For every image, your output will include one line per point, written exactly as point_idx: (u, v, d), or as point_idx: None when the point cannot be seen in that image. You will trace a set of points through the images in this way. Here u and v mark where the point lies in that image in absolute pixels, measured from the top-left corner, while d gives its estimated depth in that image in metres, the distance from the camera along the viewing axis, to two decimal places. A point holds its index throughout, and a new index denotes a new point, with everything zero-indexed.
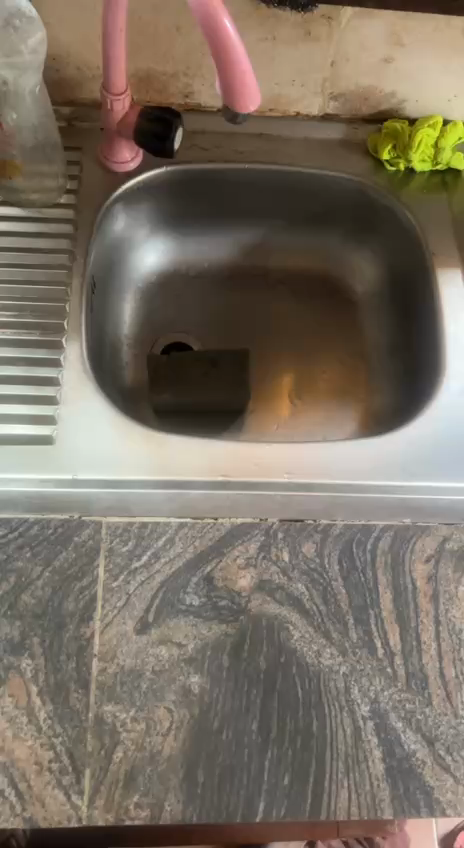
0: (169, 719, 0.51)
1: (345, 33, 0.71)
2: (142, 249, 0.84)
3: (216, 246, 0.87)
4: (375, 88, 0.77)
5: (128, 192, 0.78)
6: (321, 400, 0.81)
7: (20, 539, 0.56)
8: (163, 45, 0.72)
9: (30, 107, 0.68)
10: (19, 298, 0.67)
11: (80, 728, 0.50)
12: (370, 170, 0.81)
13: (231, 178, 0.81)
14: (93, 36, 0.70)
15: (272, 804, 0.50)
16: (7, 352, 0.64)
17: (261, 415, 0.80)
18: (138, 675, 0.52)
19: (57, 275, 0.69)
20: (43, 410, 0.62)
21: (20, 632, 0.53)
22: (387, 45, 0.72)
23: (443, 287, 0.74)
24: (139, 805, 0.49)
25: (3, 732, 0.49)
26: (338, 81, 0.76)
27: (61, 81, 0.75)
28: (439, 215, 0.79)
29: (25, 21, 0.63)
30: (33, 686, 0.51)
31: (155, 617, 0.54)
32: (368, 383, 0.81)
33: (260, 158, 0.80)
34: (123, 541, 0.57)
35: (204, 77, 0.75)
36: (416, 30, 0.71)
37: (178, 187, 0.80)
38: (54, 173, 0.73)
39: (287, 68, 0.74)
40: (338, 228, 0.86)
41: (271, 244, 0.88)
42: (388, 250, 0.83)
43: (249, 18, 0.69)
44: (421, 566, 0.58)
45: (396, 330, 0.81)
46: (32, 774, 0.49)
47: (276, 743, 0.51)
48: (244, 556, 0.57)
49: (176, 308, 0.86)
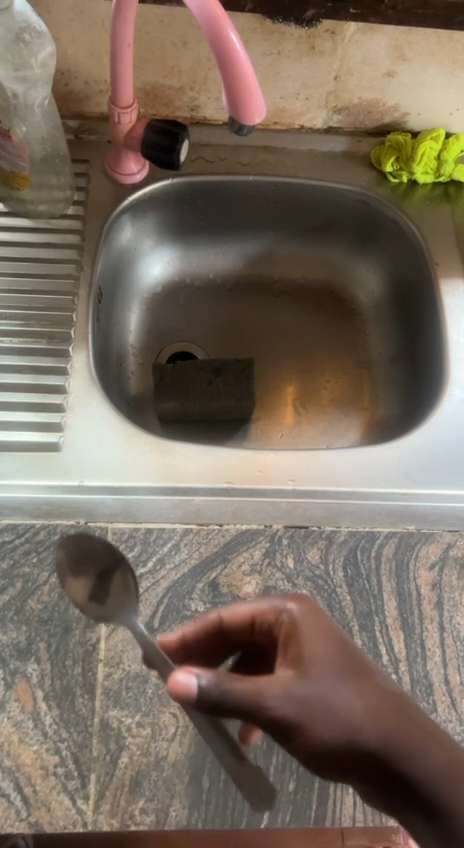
0: (174, 724, 0.51)
1: (349, 48, 0.72)
2: (147, 259, 0.85)
3: (221, 257, 0.89)
4: (379, 101, 0.78)
5: (135, 202, 0.79)
6: (325, 408, 0.82)
7: (26, 545, 0.57)
8: (170, 59, 0.73)
9: (39, 120, 0.69)
10: (27, 308, 0.68)
11: (86, 733, 0.50)
12: (373, 182, 0.82)
13: (236, 189, 0.82)
14: (101, 50, 0.72)
15: (277, 810, 0.49)
16: (14, 360, 0.64)
17: (266, 423, 0.80)
18: (144, 680, 0.52)
19: (64, 285, 0.70)
20: (50, 417, 0.62)
21: (26, 637, 0.53)
22: (391, 59, 0.73)
23: (446, 297, 0.75)
24: (145, 811, 0.49)
25: (9, 737, 0.50)
26: (341, 95, 0.77)
27: (70, 95, 0.76)
28: (442, 226, 0.80)
29: (35, 36, 0.64)
30: (39, 691, 0.51)
31: (160, 622, 0.54)
32: (371, 391, 0.82)
33: (264, 169, 0.81)
34: (129, 547, 0.57)
35: (209, 91, 0.76)
36: (419, 45, 0.72)
37: (184, 198, 0.82)
38: (62, 185, 0.75)
39: (292, 81, 0.75)
40: (342, 239, 0.87)
41: (276, 254, 0.89)
42: (391, 260, 0.84)
43: (254, 33, 0.70)
44: (425, 573, 0.58)
45: (399, 338, 0.82)
46: (38, 780, 0.49)
47: (281, 749, 0.51)
48: (248, 563, 0.57)
49: (182, 317, 0.87)
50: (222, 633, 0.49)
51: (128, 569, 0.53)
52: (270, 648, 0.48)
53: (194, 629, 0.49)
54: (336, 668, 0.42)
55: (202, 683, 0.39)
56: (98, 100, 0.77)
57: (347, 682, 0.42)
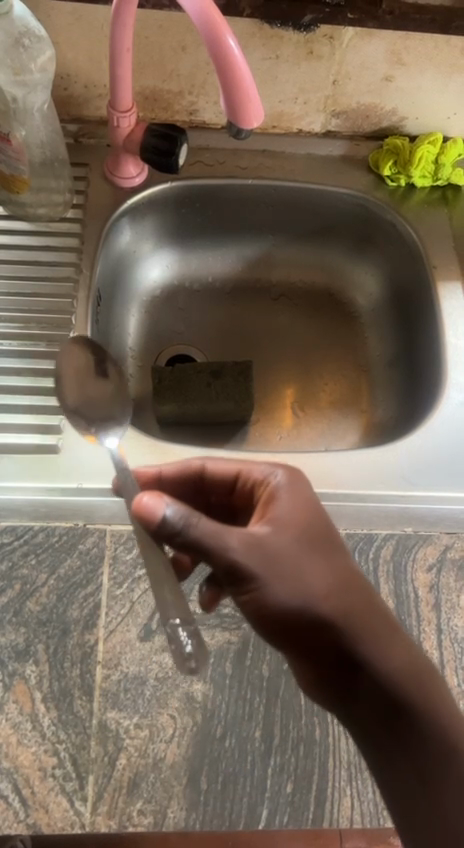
0: (172, 726, 0.51)
1: (347, 52, 0.72)
2: (146, 262, 0.85)
3: (220, 260, 0.89)
4: (377, 105, 0.78)
5: (134, 206, 0.79)
6: (324, 411, 0.82)
7: (25, 547, 0.57)
8: (169, 64, 0.73)
9: (39, 124, 0.69)
10: (26, 311, 0.68)
11: (84, 735, 0.50)
12: (371, 185, 0.82)
13: (234, 193, 0.82)
14: (101, 55, 0.72)
15: (275, 811, 0.49)
16: (13, 362, 0.65)
17: (264, 425, 0.80)
18: (142, 681, 0.52)
19: (63, 288, 0.70)
20: (48, 419, 0.62)
21: (25, 638, 0.53)
22: (389, 63, 0.73)
23: (444, 300, 0.75)
24: (143, 812, 0.49)
25: (7, 738, 0.50)
26: (340, 99, 0.78)
27: (69, 99, 0.77)
28: (440, 229, 0.80)
29: (35, 41, 0.64)
30: (37, 693, 0.51)
31: (158, 624, 0.54)
32: (370, 393, 0.82)
33: (263, 173, 0.82)
34: (127, 549, 0.58)
35: (208, 95, 0.77)
36: (416, 50, 0.72)
37: (183, 201, 0.82)
38: (62, 188, 0.75)
39: (291, 86, 0.76)
40: (340, 242, 0.88)
41: (275, 257, 0.90)
42: (390, 263, 0.84)
43: (253, 38, 0.70)
44: (423, 575, 0.59)
45: (397, 341, 0.82)
46: (36, 781, 0.49)
47: (279, 750, 0.51)
48: None
49: (181, 320, 0.87)
50: (200, 480, 0.55)
51: (109, 360, 0.63)
52: (243, 500, 0.54)
53: (173, 467, 0.55)
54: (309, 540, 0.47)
55: (170, 516, 0.42)
56: (98, 104, 0.78)
57: (315, 550, 0.47)
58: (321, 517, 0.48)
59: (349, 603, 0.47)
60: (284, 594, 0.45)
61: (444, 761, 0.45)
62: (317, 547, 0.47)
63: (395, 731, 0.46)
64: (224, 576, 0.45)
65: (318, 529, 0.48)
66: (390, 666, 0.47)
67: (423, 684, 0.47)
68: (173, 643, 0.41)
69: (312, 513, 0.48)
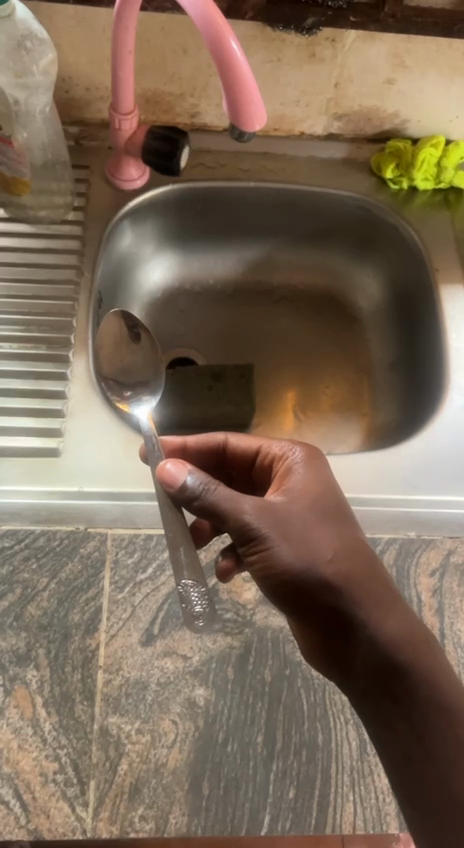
0: (174, 731, 0.51)
1: (349, 55, 0.72)
2: (147, 265, 0.85)
3: (221, 263, 0.89)
4: (379, 108, 0.78)
5: (136, 208, 0.79)
6: (325, 414, 0.82)
7: (26, 551, 0.57)
8: (170, 67, 0.73)
9: (40, 127, 0.69)
10: (27, 313, 0.68)
11: (85, 740, 0.50)
12: (373, 188, 0.82)
13: (236, 196, 0.82)
14: (102, 58, 0.72)
15: (277, 817, 0.49)
16: (14, 365, 0.64)
17: (266, 427, 0.80)
18: (144, 686, 0.52)
19: (64, 290, 0.70)
20: (49, 422, 0.62)
21: (26, 643, 0.53)
22: (391, 66, 0.73)
23: (446, 303, 0.75)
24: (144, 818, 0.48)
25: (8, 743, 0.50)
26: (341, 102, 0.77)
27: (71, 101, 0.77)
28: (442, 233, 0.80)
29: (36, 43, 0.64)
30: (39, 698, 0.51)
31: (160, 628, 0.54)
32: (372, 396, 0.82)
33: (265, 175, 0.82)
34: (129, 553, 0.57)
35: (209, 98, 0.77)
36: (418, 53, 0.72)
37: (184, 204, 0.82)
38: (63, 191, 0.75)
39: (293, 88, 0.76)
40: (342, 245, 0.88)
41: (277, 260, 0.90)
42: (392, 266, 0.84)
43: (255, 41, 0.70)
44: (426, 579, 0.58)
45: (399, 344, 0.82)
46: (37, 787, 0.48)
47: (281, 756, 0.51)
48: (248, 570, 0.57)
49: (183, 323, 0.87)
50: (222, 452, 0.59)
51: (141, 325, 0.65)
52: (267, 477, 0.58)
53: (197, 436, 0.59)
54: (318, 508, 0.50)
55: (190, 483, 0.47)
56: (99, 107, 0.78)
57: (322, 518, 0.50)
58: (334, 493, 0.52)
59: (354, 569, 0.49)
60: (291, 555, 0.48)
61: (440, 722, 0.45)
62: (327, 518, 0.50)
63: (392, 694, 0.47)
64: (234, 534, 0.48)
65: (330, 504, 0.51)
66: (390, 630, 0.48)
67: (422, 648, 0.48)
68: (186, 603, 0.48)
69: (326, 489, 0.52)
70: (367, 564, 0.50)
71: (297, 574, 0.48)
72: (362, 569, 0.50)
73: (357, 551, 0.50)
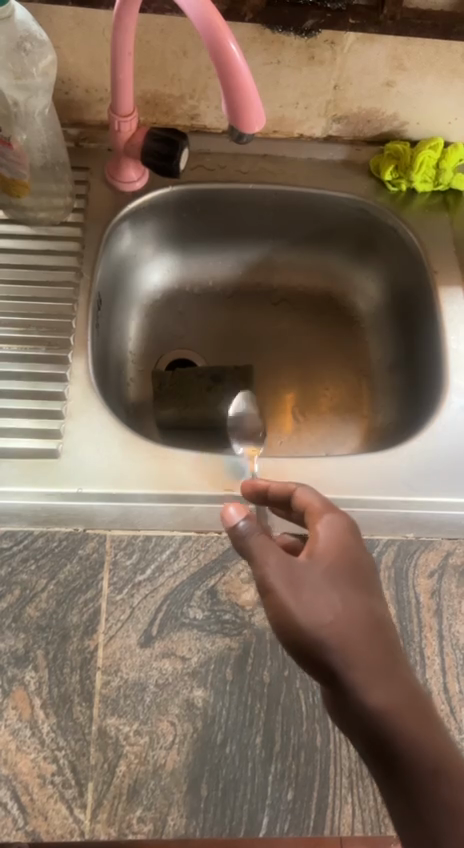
0: (172, 733, 0.51)
1: (348, 57, 0.72)
2: (147, 266, 0.85)
3: (221, 264, 0.89)
4: (378, 110, 0.78)
5: (135, 210, 0.79)
6: (325, 416, 0.82)
7: (25, 552, 0.56)
8: (170, 68, 0.73)
9: (40, 128, 0.69)
10: (26, 315, 0.68)
11: (83, 741, 0.50)
12: (372, 191, 0.82)
13: (235, 197, 0.82)
14: (102, 59, 0.72)
15: (276, 818, 0.49)
16: (13, 367, 0.64)
17: (264, 428, 0.80)
18: (142, 687, 0.52)
19: (63, 292, 0.70)
20: (48, 423, 0.62)
21: (24, 644, 0.53)
22: (390, 68, 0.73)
23: (445, 306, 0.75)
24: (142, 819, 0.48)
25: (6, 745, 0.49)
26: (341, 104, 0.78)
27: (71, 103, 0.77)
28: (441, 235, 0.80)
29: (36, 45, 0.64)
30: (37, 699, 0.51)
31: (158, 629, 0.54)
32: (371, 398, 0.82)
33: (264, 178, 0.82)
34: (127, 554, 0.57)
35: (209, 100, 0.77)
36: (417, 56, 0.72)
37: (183, 206, 0.82)
38: (62, 192, 0.74)
39: (292, 90, 0.76)
40: (342, 247, 0.88)
41: (276, 262, 0.90)
42: (391, 268, 0.84)
43: (254, 43, 0.70)
44: (424, 580, 0.58)
45: (399, 346, 0.82)
46: (35, 788, 0.48)
47: (279, 758, 0.51)
48: (247, 571, 0.57)
49: (182, 325, 0.87)
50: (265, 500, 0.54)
51: None
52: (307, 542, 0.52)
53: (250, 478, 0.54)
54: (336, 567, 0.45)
55: (242, 526, 0.47)
56: (99, 108, 0.78)
57: (339, 579, 0.45)
58: (360, 558, 0.46)
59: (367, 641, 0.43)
60: (298, 612, 0.43)
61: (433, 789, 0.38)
62: (343, 584, 0.45)
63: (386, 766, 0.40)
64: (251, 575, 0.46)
65: (350, 562, 0.46)
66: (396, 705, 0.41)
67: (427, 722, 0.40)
68: None
69: (353, 553, 0.46)
70: (381, 633, 0.43)
71: (301, 634, 0.43)
72: (375, 645, 0.43)
73: (371, 621, 0.43)
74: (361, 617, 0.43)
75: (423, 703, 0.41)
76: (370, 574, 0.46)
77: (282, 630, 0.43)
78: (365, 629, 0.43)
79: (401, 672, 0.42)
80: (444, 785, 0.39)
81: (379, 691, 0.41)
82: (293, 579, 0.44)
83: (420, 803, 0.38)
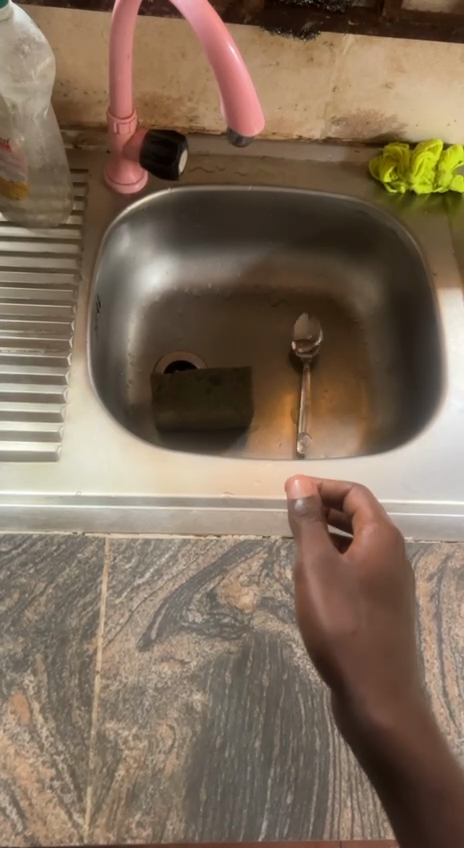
0: (171, 737, 0.51)
1: (347, 59, 0.72)
2: (145, 268, 0.85)
3: (220, 266, 0.89)
4: (377, 111, 0.78)
5: (134, 212, 0.79)
6: (324, 417, 0.82)
7: (24, 555, 0.56)
8: (169, 70, 0.73)
9: (38, 130, 0.69)
10: (25, 317, 0.68)
11: (82, 746, 0.50)
12: (371, 192, 0.82)
13: (234, 199, 0.82)
14: (100, 61, 0.72)
15: (275, 823, 0.49)
16: (12, 370, 0.64)
17: (263, 429, 0.80)
18: (141, 691, 0.52)
19: (62, 294, 0.70)
20: (47, 426, 0.62)
21: (23, 647, 0.53)
22: (389, 70, 0.73)
23: (444, 307, 0.75)
24: (141, 824, 0.48)
25: (5, 750, 0.49)
26: (339, 105, 0.77)
27: (69, 104, 0.77)
28: (440, 236, 0.80)
29: (34, 47, 0.64)
30: (36, 704, 0.51)
31: (157, 633, 0.54)
32: (370, 401, 0.82)
33: (263, 179, 0.82)
34: (126, 558, 0.57)
35: (208, 102, 0.77)
36: (416, 58, 0.72)
37: (182, 208, 0.82)
38: (61, 194, 0.75)
39: (291, 92, 0.76)
40: (341, 249, 0.88)
41: (275, 263, 0.90)
42: (390, 270, 0.84)
43: (253, 45, 0.70)
44: (423, 584, 0.58)
45: (398, 348, 0.82)
46: (34, 793, 0.48)
47: (278, 762, 0.51)
48: (246, 574, 0.57)
49: (181, 326, 0.87)
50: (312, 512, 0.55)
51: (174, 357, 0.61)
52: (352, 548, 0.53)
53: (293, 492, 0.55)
54: (368, 583, 0.46)
55: (300, 506, 0.49)
56: (97, 110, 0.78)
57: (368, 594, 0.45)
58: (394, 576, 0.47)
59: (390, 660, 0.43)
60: (330, 622, 0.43)
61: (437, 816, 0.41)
62: (373, 598, 0.45)
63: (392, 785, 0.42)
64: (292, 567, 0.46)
65: (384, 580, 0.46)
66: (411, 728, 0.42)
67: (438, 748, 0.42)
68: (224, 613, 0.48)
69: (388, 569, 0.47)
70: (399, 654, 0.44)
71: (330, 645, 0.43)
72: (395, 664, 0.43)
73: (391, 641, 0.44)
74: (384, 634, 0.44)
75: (432, 729, 0.42)
76: (399, 595, 0.47)
77: (310, 635, 0.44)
78: (386, 647, 0.44)
79: (411, 696, 0.43)
80: (446, 807, 0.41)
81: (388, 709, 0.42)
82: (331, 579, 0.44)
83: (419, 816, 0.41)
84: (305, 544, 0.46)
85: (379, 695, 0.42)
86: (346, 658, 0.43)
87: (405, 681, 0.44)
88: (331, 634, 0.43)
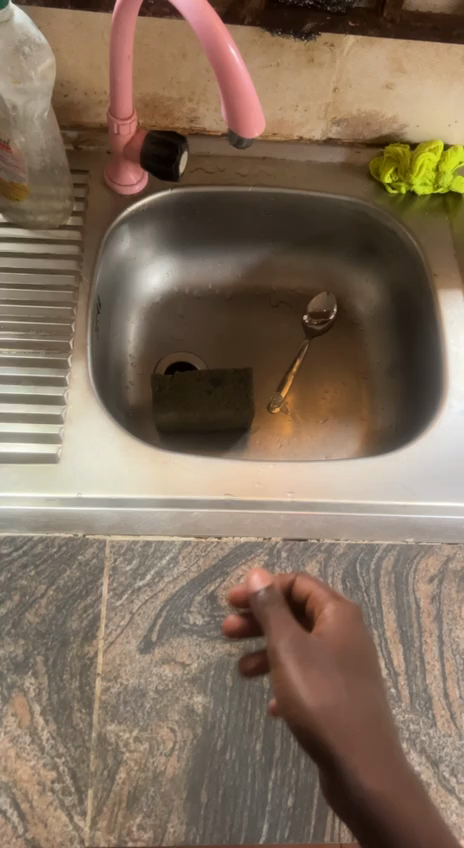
0: (172, 739, 0.51)
1: (348, 60, 0.72)
2: (146, 269, 0.85)
3: (220, 266, 0.89)
4: (378, 112, 0.78)
5: (134, 213, 0.79)
6: (324, 418, 0.82)
7: (24, 558, 0.56)
8: (169, 71, 0.73)
9: (38, 131, 0.68)
10: (26, 319, 0.68)
11: (83, 748, 0.50)
12: (372, 193, 0.82)
13: (234, 200, 0.82)
14: (101, 62, 0.72)
15: (276, 825, 0.49)
16: (12, 371, 0.64)
17: (263, 430, 0.80)
18: (142, 693, 0.52)
19: (63, 295, 0.70)
20: (48, 428, 0.62)
21: (24, 650, 0.53)
22: (390, 71, 0.73)
23: (445, 308, 0.75)
24: (142, 827, 0.48)
25: (6, 752, 0.49)
26: (340, 106, 0.77)
27: (70, 105, 0.76)
28: (440, 236, 0.80)
29: (34, 49, 0.64)
30: (36, 706, 0.51)
31: (158, 635, 0.54)
32: (371, 402, 0.82)
33: (263, 180, 0.82)
34: (127, 560, 0.57)
35: (208, 102, 0.77)
36: (417, 58, 0.72)
37: (183, 209, 0.82)
38: (61, 195, 0.75)
39: (291, 93, 0.76)
40: (341, 250, 0.88)
41: (275, 264, 0.90)
42: (391, 271, 0.84)
43: (253, 46, 0.70)
44: (424, 585, 0.58)
45: (398, 349, 0.82)
46: (35, 796, 0.48)
47: (279, 764, 0.51)
48: (247, 576, 0.57)
49: (181, 327, 0.87)
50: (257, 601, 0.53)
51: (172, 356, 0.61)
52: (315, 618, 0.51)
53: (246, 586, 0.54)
54: (342, 657, 0.46)
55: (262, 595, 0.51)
56: (98, 111, 0.78)
57: (344, 668, 0.45)
58: (364, 646, 0.48)
59: (372, 729, 0.43)
60: (312, 696, 0.43)
61: None
62: (350, 673, 0.45)
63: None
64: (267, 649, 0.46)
65: (356, 651, 0.47)
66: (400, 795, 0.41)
67: (430, 814, 0.41)
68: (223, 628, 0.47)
69: (359, 645, 0.47)
70: (381, 730, 0.43)
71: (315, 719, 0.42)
72: (378, 732, 0.43)
73: (373, 717, 0.44)
74: (365, 707, 0.44)
75: (419, 793, 0.41)
76: (375, 674, 0.47)
77: (293, 712, 0.43)
78: (367, 720, 0.43)
79: (399, 766, 0.42)
80: None
81: (377, 776, 0.41)
82: (306, 656, 0.45)
83: None
84: (277, 630, 0.47)
85: (366, 761, 0.41)
86: (331, 730, 0.42)
87: (389, 748, 0.43)
88: (312, 707, 0.42)
